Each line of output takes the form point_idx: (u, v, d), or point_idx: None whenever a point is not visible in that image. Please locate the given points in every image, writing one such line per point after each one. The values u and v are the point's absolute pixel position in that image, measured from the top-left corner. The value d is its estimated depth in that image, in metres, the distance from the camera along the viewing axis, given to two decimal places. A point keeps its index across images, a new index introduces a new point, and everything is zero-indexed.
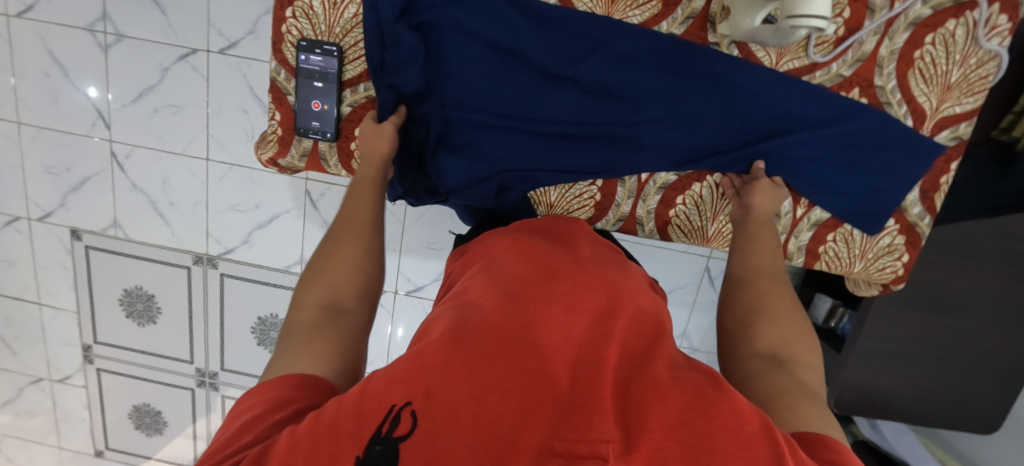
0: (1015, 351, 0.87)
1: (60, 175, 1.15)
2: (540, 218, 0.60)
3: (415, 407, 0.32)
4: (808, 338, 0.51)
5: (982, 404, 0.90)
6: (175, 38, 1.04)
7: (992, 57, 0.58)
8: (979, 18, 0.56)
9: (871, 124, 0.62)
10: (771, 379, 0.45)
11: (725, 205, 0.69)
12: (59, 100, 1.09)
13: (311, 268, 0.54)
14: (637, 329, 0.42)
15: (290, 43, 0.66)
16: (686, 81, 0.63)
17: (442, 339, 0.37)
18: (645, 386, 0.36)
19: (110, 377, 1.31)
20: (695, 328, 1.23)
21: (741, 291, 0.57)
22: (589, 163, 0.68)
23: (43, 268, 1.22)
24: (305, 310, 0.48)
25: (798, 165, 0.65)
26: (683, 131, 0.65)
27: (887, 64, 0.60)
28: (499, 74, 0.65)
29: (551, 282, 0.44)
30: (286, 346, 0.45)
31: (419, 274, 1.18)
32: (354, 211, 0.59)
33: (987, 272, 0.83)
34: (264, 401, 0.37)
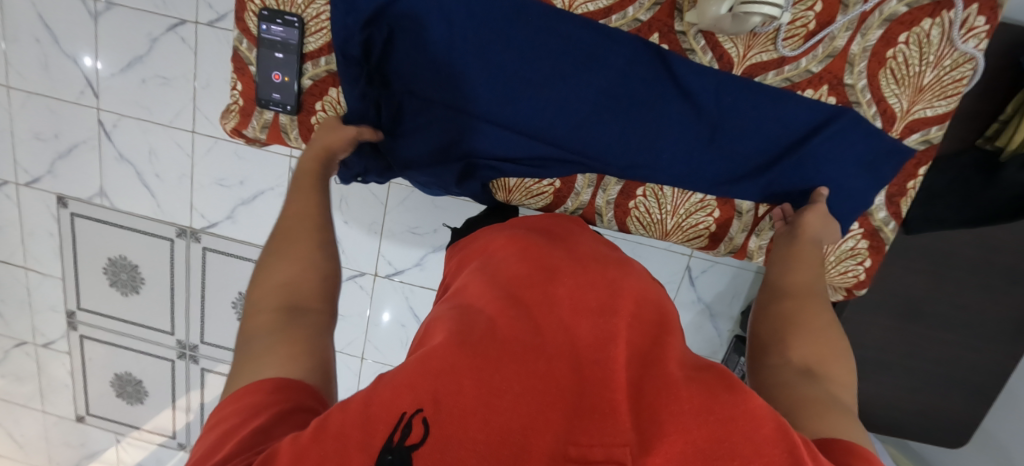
0: (988, 366, 0.86)
1: (48, 141, 1.15)
2: (533, 218, 0.62)
3: (426, 414, 0.32)
4: (845, 352, 0.51)
5: (953, 415, 0.89)
6: (164, 8, 1.03)
7: (968, 60, 0.56)
8: (955, 19, 0.55)
9: (842, 122, 0.60)
10: (807, 391, 0.45)
11: (686, 198, 0.66)
12: (49, 66, 1.09)
13: (259, 276, 0.50)
14: (640, 331, 0.44)
15: (252, 12, 0.65)
16: (650, 79, 0.61)
17: (447, 344, 0.37)
18: (656, 387, 0.38)
19: (93, 345, 1.33)
20: None
21: (780, 303, 0.56)
22: (545, 154, 0.66)
23: (30, 233, 1.24)
24: (262, 314, 0.46)
25: (766, 162, 0.63)
26: (645, 124, 0.63)
27: (858, 62, 0.58)
28: (455, 57, 0.63)
29: (553, 287, 0.46)
30: (245, 358, 0.42)
31: (399, 259, 1.18)
32: (299, 209, 0.56)
33: (962, 284, 0.81)
34: (240, 410, 0.36)
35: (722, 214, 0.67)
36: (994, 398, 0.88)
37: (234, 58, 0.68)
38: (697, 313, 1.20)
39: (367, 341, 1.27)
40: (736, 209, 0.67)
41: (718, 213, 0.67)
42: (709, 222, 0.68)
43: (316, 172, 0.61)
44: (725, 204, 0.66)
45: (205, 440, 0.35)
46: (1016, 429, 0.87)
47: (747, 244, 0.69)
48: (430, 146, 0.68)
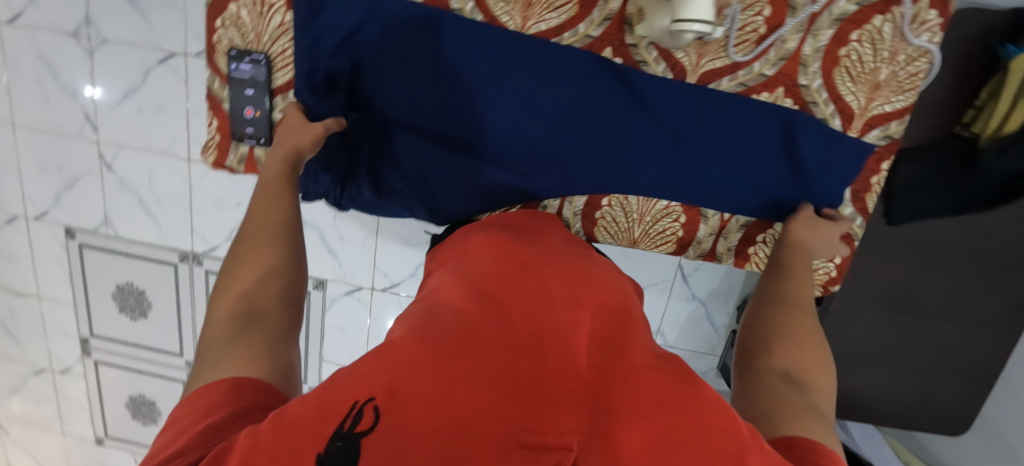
0: (983, 352, 0.85)
1: (53, 175, 1.20)
2: (508, 212, 0.64)
3: (378, 402, 0.31)
4: (828, 364, 0.50)
5: (949, 402, 0.89)
6: (155, 41, 1.07)
7: (923, 53, 0.56)
8: (905, 14, 0.55)
9: (799, 124, 0.60)
10: (785, 396, 0.45)
11: (651, 205, 0.67)
12: (50, 101, 1.13)
13: (220, 282, 0.51)
14: (605, 325, 0.44)
15: (221, 52, 0.68)
16: (603, 91, 0.62)
17: (408, 342, 0.37)
18: (615, 375, 0.37)
19: (107, 369, 1.38)
20: (670, 324, 1.22)
21: (767, 312, 0.56)
22: (516, 175, 0.67)
23: (41, 264, 1.29)
24: (220, 320, 0.46)
25: (736, 170, 0.64)
26: (613, 139, 0.64)
27: (811, 63, 0.59)
28: (425, 84, 0.64)
29: (520, 289, 0.46)
30: (204, 362, 0.42)
31: (394, 271, 1.20)
32: (264, 212, 0.57)
33: (951, 272, 0.81)
34: (196, 409, 0.37)
35: (688, 220, 0.67)
36: (990, 383, 0.88)
37: (207, 98, 0.70)
38: (692, 311, 1.20)
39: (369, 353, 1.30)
40: (702, 214, 0.67)
41: (684, 218, 0.67)
42: (676, 227, 0.68)
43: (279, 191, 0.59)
44: (690, 210, 0.67)
45: (162, 438, 0.35)
46: (1016, 413, 0.87)
47: (716, 247, 0.70)
48: (404, 168, 0.69)
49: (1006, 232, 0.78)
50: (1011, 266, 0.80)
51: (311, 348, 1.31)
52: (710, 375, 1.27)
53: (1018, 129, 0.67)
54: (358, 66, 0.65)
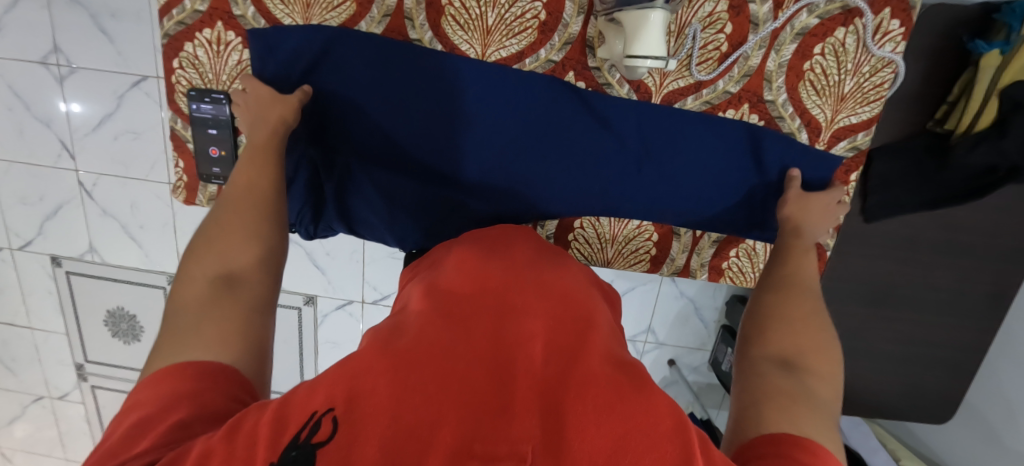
0: (963, 340, 0.86)
1: (35, 205, 1.19)
2: (483, 231, 0.63)
3: (337, 412, 0.32)
4: (828, 348, 0.50)
5: (932, 389, 0.91)
6: (125, 66, 1.04)
7: (886, 63, 0.59)
8: (866, 25, 0.57)
9: (765, 137, 0.63)
10: (776, 383, 0.45)
11: (623, 226, 0.70)
12: (25, 132, 1.12)
13: (194, 247, 0.52)
14: (567, 326, 0.44)
15: (181, 93, 0.67)
16: (565, 111, 0.64)
17: (369, 350, 0.38)
18: (571, 380, 0.37)
19: (105, 393, 1.39)
20: (660, 323, 1.22)
21: (765, 298, 0.57)
22: (488, 200, 0.68)
23: (31, 294, 1.29)
24: (196, 283, 0.48)
25: (700, 187, 0.67)
26: (579, 161, 0.66)
27: (775, 78, 0.61)
28: (393, 112, 0.65)
29: (483, 293, 0.46)
30: (178, 328, 0.44)
31: (383, 284, 1.20)
32: (248, 179, 0.57)
33: (929, 264, 0.82)
34: (161, 396, 0.38)
35: (660, 238, 0.72)
36: (972, 370, 0.89)
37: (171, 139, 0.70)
38: (680, 309, 1.21)
39: None
40: (674, 232, 0.72)
41: (655, 236, 0.72)
42: (649, 246, 0.72)
43: (253, 184, 0.57)
44: (661, 229, 0.71)
45: (124, 421, 0.37)
46: (1000, 400, 0.88)
47: (689, 263, 0.73)
48: (374, 200, 0.69)
49: (983, 223, 0.78)
50: (990, 257, 0.80)
51: (305, 363, 1.32)
52: (702, 369, 1.29)
53: (990, 126, 0.67)
54: (322, 100, 0.65)
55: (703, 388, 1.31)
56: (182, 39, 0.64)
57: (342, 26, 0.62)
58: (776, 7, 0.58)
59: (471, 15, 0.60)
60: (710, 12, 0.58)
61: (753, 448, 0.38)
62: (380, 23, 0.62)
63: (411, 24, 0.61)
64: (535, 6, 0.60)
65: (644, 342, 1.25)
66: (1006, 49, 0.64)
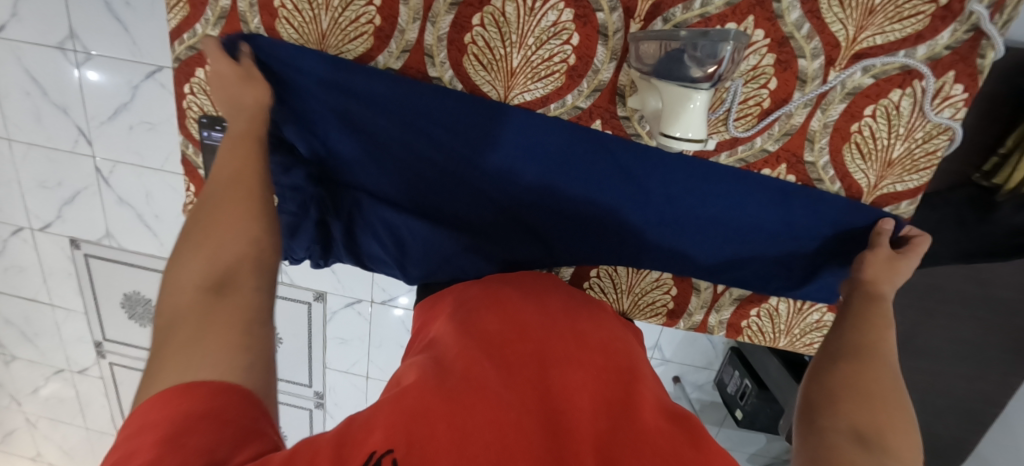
0: (983, 394, 0.84)
1: (54, 189, 1.19)
2: (511, 274, 0.61)
3: (397, 454, 0.30)
4: (911, 432, 0.43)
5: (945, 438, 0.89)
6: (140, 56, 1.02)
7: (942, 130, 0.56)
8: (927, 89, 0.55)
9: (795, 198, 0.62)
10: (848, 455, 0.39)
11: (641, 278, 0.73)
12: (42, 117, 1.11)
13: (179, 252, 0.46)
14: (613, 379, 0.42)
15: (193, 118, 0.68)
16: (597, 144, 0.62)
17: (418, 388, 0.36)
18: (629, 437, 0.36)
19: (123, 370, 1.44)
20: (668, 341, 1.20)
21: (835, 367, 0.51)
22: (504, 240, 0.68)
23: (51, 274, 1.31)
24: (186, 291, 0.43)
25: (726, 241, 0.67)
26: (599, 206, 0.65)
27: (819, 138, 0.60)
28: (412, 148, 0.64)
29: (527, 338, 0.45)
30: (172, 344, 0.39)
31: (392, 286, 1.19)
32: (235, 171, 0.52)
33: (955, 317, 0.79)
34: (174, 417, 0.33)
35: (678, 293, 0.74)
36: (989, 422, 0.86)
37: (181, 164, 0.70)
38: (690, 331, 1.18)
39: (370, 361, 1.33)
40: (693, 287, 0.74)
41: (674, 291, 0.74)
42: (666, 299, 0.75)
43: (250, 182, 0.52)
44: (680, 285, 0.74)
45: (130, 450, 0.32)
46: (1014, 453, 0.86)
47: (707, 319, 0.76)
48: (388, 235, 0.69)
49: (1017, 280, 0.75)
50: None
51: (314, 355, 1.35)
52: (707, 387, 1.28)
53: None
54: (335, 131, 0.64)
55: (706, 406, 1.30)
56: (193, 64, 0.64)
57: (359, 59, 0.61)
58: (827, 65, 0.55)
59: (494, 56, 0.59)
60: (754, 66, 0.56)
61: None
62: (399, 58, 0.61)
63: (432, 61, 0.61)
64: (564, 50, 0.58)
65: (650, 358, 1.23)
66: None
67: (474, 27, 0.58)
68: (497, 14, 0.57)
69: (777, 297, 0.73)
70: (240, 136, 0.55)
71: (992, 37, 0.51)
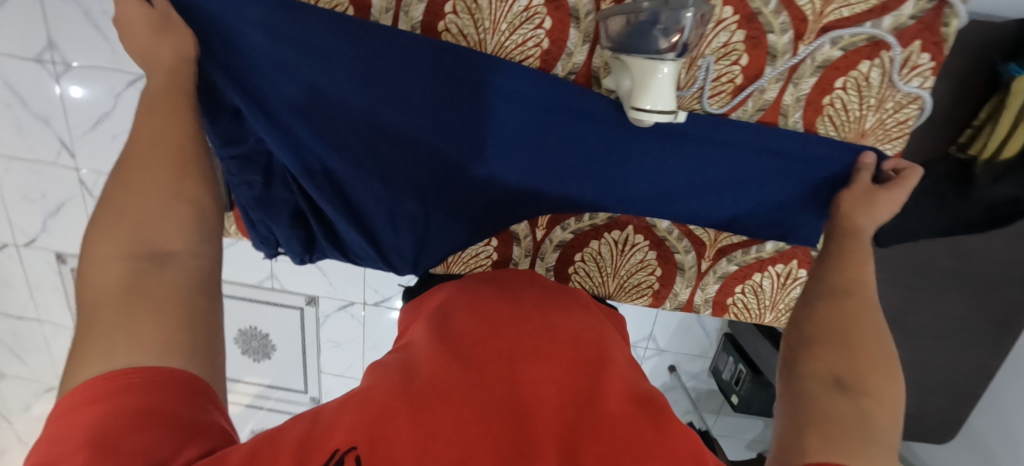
0: (972, 367, 0.84)
1: (37, 202, 1.18)
2: (496, 270, 0.63)
3: (358, 452, 0.31)
4: (890, 370, 0.45)
5: (938, 415, 0.89)
6: (121, 64, 1.02)
7: (912, 99, 0.59)
8: (894, 59, 0.56)
9: (784, 153, 0.61)
10: (825, 407, 0.41)
11: (627, 260, 0.76)
12: (23, 130, 1.11)
13: (98, 223, 0.43)
14: (583, 367, 0.43)
15: None
16: (575, 114, 0.60)
17: (386, 390, 0.37)
18: (593, 424, 0.36)
19: None
20: (662, 330, 1.21)
21: (812, 308, 0.53)
22: (486, 223, 0.72)
23: (38, 289, 1.30)
24: (110, 266, 0.40)
25: (708, 214, 0.68)
26: (585, 175, 0.65)
27: (792, 112, 0.60)
28: (389, 125, 0.61)
29: (499, 334, 0.45)
30: (96, 325, 0.37)
31: (384, 287, 1.19)
32: (162, 140, 0.49)
33: (940, 291, 0.79)
34: (102, 413, 0.32)
35: (662, 274, 0.76)
36: (979, 395, 0.87)
37: None
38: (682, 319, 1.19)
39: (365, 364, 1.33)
40: (678, 268, 0.76)
41: (658, 272, 0.76)
42: (652, 280, 0.77)
43: (178, 160, 0.48)
44: (665, 266, 0.76)
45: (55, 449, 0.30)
46: (1005, 427, 0.87)
47: (692, 298, 0.78)
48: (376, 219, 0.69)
49: (998, 251, 0.76)
50: (1004, 283, 0.78)
51: (308, 360, 1.34)
52: (702, 375, 1.28)
53: (1015, 156, 0.64)
54: (303, 111, 0.60)
55: (702, 394, 1.31)
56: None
57: None
58: (796, 39, 0.56)
59: (468, 43, 0.59)
60: (725, 43, 0.57)
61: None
62: None
63: None
64: (537, 34, 0.58)
65: (645, 348, 1.24)
66: None
67: (447, 15, 0.58)
68: (469, 1, 0.57)
69: (761, 274, 0.75)
70: (162, 94, 0.51)
71: (954, 5, 0.53)
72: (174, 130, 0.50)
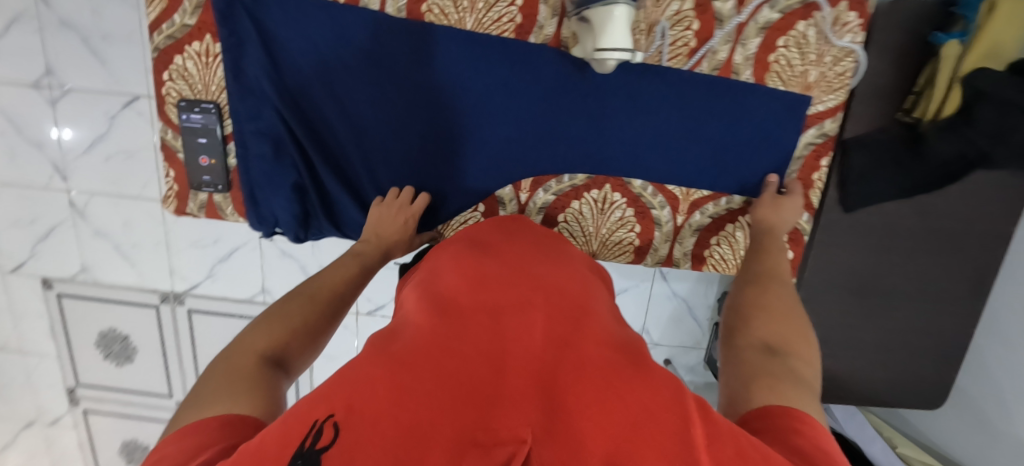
0: (950, 325, 0.87)
1: (26, 228, 1.19)
2: (479, 225, 0.67)
3: (338, 418, 0.32)
4: (804, 330, 0.55)
5: (925, 377, 0.91)
6: (117, 87, 1.06)
7: (847, 52, 0.67)
8: (825, 19, 0.66)
9: (733, 103, 0.71)
10: (762, 367, 0.48)
11: (607, 218, 0.78)
12: (16, 156, 1.13)
13: (258, 322, 0.52)
14: (560, 319, 0.44)
15: (172, 104, 0.73)
16: (541, 74, 0.70)
17: (368, 360, 0.38)
18: (566, 370, 0.37)
19: (98, 417, 1.38)
20: (654, 323, 1.24)
21: (744, 291, 0.63)
22: (473, 183, 0.76)
23: (23, 317, 1.28)
24: (252, 354, 0.47)
25: (672, 166, 0.76)
26: (553, 135, 0.74)
27: (744, 70, 0.70)
28: (378, 92, 0.71)
29: (480, 294, 0.46)
30: (220, 392, 0.41)
31: (377, 294, 1.20)
32: (327, 284, 0.60)
33: (911, 252, 0.83)
34: (210, 430, 0.36)
35: (642, 230, 0.79)
36: (961, 355, 0.90)
37: (161, 149, 0.75)
38: (674, 309, 1.22)
39: None
40: (657, 223, 0.79)
41: (638, 228, 0.79)
42: (632, 237, 0.80)
43: (321, 298, 0.58)
44: (643, 221, 0.79)
45: (180, 444, 0.36)
46: (990, 386, 0.89)
47: (672, 252, 0.81)
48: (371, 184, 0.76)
49: (958, 209, 0.80)
50: (968, 240, 0.82)
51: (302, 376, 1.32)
52: (698, 367, 1.29)
53: (956, 112, 0.70)
54: (303, 89, 0.71)
55: (700, 388, 1.31)
56: (171, 52, 0.70)
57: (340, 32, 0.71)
58: (739, 4, 0.66)
59: (450, 22, 0.68)
60: (677, 11, 0.67)
61: (748, 423, 0.42)
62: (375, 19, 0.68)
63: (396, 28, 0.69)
64: (510, 11, 0.67)
65: None
66: (965, 40, 0.68)
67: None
68: None
69: (734, 224, 0.79)
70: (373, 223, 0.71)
71: None
72: (334, 283, 0.61)
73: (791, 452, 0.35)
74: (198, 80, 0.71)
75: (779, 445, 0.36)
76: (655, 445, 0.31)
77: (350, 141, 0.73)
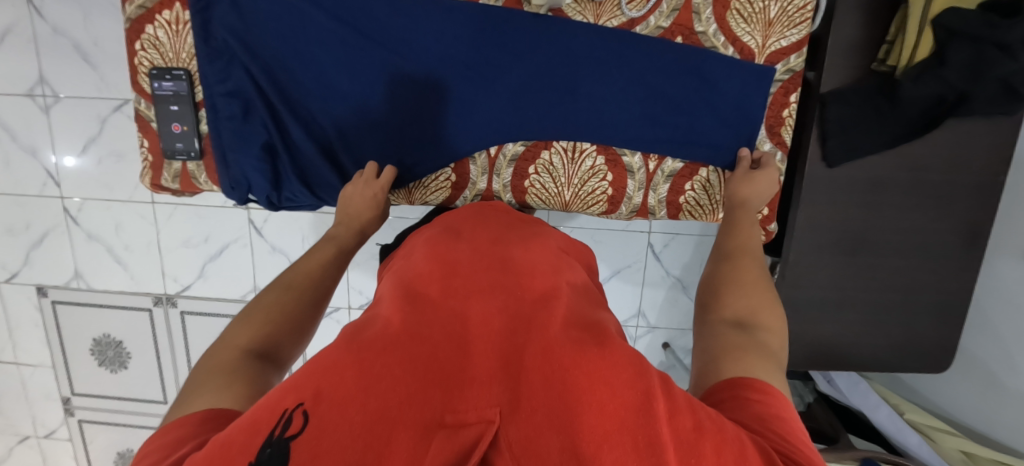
0: (949, 282, 0.85)
1: (20, 235, 1.20)
2: (460, 211, 0.63)
3: (306, 406, 0.28)
4: (775, 304, 0.54)
5: (929, 339, 0.88)
6: (107, 90, 1.09)
7: None
8: None
9: (691, 55, 0.74)
10: (731, 340, 0.47)
11: (578, 167, 0.79)
12: (11, 164, 1.15)
13: (240, 317, 0.50)
14: (535, 295, 0.41)
15: (144, 73, 0.76)
16: (506, 34, 0.73)
17: (335, 345, 0.35)
18: (537, 350, 0.34)
19: (93, 427, 1.36)
20: (650, 306, 1.22)
21: (720, 264, 0.62)
22: (441, 146, 0.78)
23: (17, 327, 1.28)
24: (233, 349, 0.46)
25: (634, 118, 0.77)
26: (519, 93, 0.76)
27: (704, 10, 0.72)
28: (349, 58, 0.74)
29: (455, 273, 0.42)
30: (200, 388, 0.40)
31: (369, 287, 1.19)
32: (308, 270, 0.59)
33: (900, 207, 0.81)
34: (188, 426, 0.35)
35: (614, 179, 0.80)
36: (963, 313, 0.88)
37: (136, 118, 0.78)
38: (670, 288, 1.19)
39: None
40: (629, 171, 0.80)
41: (610, 177, 0.80)
42: (605, 187, 0.80)
43: (304, 284, 0.56)
44: (614, 169, 0.79)
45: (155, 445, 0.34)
46: (996, 344, 0.87)
47: (646, 200, 0.81)
48: (347, 151, 0.78)
49: (943, 158, 0.78)
50: (959, 191, 0.80)
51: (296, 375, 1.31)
52: None
53: (930, 56, 0.69)
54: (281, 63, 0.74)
55: None
56: (143, 22, 0.73)
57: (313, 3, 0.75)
58: None
59: None
60: None
61: (714, 394, 0.41)
62: None
63: None
64: None
65: (636, 327, 1.24)
66: None
67: None
68: None
69: (706, 168, 0.80)
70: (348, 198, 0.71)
71: None
72: (315, 267, 0.60)
73: (755, 419, 0.36)
74: (168, 46, 0.75)
75: (743, 413, 0.37)
76: (623, 421, 0.30)
77: (322, 111, 0.76)
